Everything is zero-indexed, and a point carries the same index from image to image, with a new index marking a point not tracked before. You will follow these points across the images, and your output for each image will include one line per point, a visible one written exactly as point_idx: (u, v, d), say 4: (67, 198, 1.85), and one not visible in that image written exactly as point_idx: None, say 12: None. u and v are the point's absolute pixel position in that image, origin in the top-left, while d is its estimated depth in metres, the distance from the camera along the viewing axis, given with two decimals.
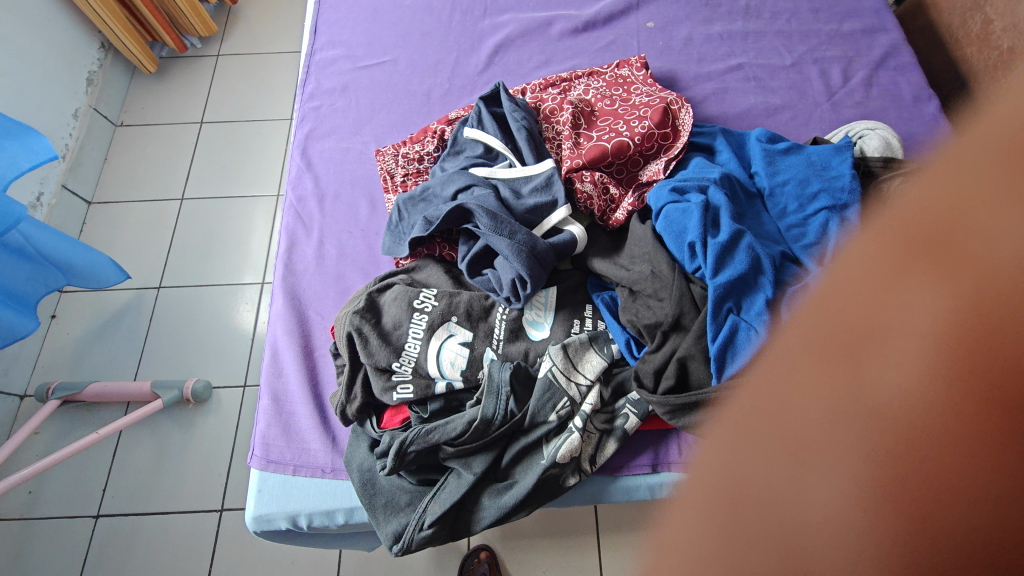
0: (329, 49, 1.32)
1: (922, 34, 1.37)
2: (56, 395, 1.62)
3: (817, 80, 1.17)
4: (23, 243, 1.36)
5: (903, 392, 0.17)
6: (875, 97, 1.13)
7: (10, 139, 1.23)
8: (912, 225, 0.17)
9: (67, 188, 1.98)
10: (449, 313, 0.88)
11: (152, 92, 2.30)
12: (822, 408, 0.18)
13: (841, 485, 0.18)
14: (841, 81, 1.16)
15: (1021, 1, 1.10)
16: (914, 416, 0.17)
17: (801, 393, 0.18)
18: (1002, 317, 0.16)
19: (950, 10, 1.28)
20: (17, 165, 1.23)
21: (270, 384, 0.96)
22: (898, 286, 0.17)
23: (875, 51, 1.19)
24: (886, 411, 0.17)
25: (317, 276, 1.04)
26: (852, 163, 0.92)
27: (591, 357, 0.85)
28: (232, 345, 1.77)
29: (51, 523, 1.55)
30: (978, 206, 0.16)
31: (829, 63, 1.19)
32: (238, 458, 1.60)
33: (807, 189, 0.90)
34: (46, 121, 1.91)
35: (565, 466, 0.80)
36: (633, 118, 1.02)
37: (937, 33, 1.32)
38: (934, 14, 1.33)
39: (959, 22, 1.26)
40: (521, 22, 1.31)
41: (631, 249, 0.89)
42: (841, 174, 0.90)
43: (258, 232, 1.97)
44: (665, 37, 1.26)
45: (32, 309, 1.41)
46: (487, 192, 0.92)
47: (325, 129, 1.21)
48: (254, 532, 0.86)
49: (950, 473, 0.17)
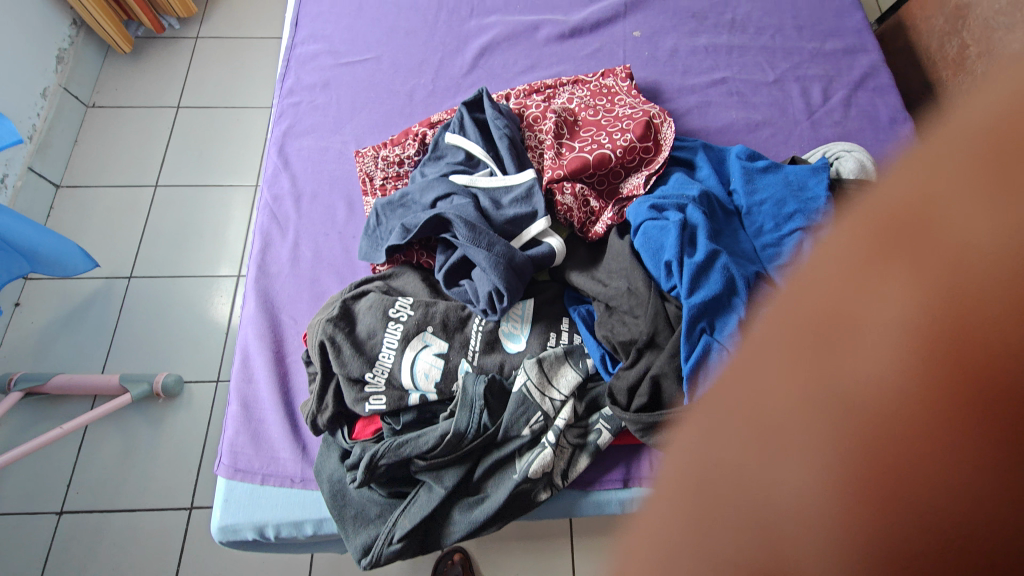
0: (310, 43, 1.29)
1: (901, 55, 1.39)
2: (18, 386, 1.57)
3: (798, 98, 1.18)
4: None
5: (881, 381, 0.18)
6: (853, 118, 1.15)
7: None
8: (890, 222, 0.19)
9: (33, 170, 1.90)
10: (425, 323, 0.87)
11: (125, 73, 2.22)
12: (801, 393, 0.19)
13: (812, 468, 0.19)
14: (821, 100, 1.18)
15: (996, 29, 1.13)
16: (886, 401, 0.18)
17: (780, 384, 0.19)
18: (952, 311, 0.18)
19: (929, 33, 1.31)
20: None
21: (240, 390, 0.94)
22: (868, 284, 0.18)
23: (856, 71, 1.21)
24: (856, 398, 0.19)
25: (291, 279, 1.02)
26: (828, 184, 0.93)
27: (566, 371, 0.85)
28: (205, 339, 1.73)
29: (10, 518, 1.50)
30: (950, 203, 0.18)
31: (811, 81, 1.20)
32: (209, 455, 1.57)
33: (784, 209, 0.91)
34: (11, 100, 1.83)
35: (537, 481, 0.81)
36: (616, 130, 1.02)
37: (915, 55, 1.35)
38: (913, 35, 1.36)
39: (937, 45, 1.28)
40: (507, 25, 1.30)
41: (609, 264, 0.89)
42: (808, 191, 0.92)
43: (235, 223, 1.92)
44: (650, 47, 1.27)
45: None
46: (467, 201, 0.91)
47: (304, 127, 1.18)
48: (220, 542, 0.85)
49: (916, 457, 0.18)
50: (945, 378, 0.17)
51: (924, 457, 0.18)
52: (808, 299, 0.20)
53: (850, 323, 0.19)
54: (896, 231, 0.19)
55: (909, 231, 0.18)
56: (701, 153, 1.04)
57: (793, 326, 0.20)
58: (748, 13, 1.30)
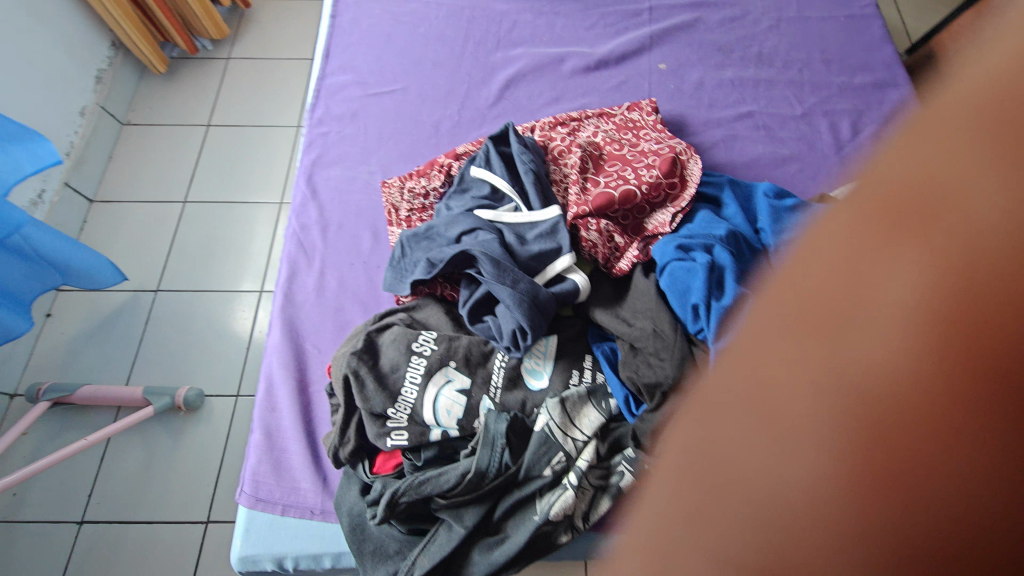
0: (340, 74, 1.32)
1: None
2: (46, 396, 1.61)
3: (826, 133, 1.17)
4: (24, 246, 1.34)
5: (883, 357, 0.20)
6: None
7: (16, 144, 1.21)
8: (889, 211, 0.21)
9: (69, 185, 1.97)
10: (448, 357, 0.87)
11: (160, 92, 2.30)
12: (806, 375, 0.21)
13: (825, 451, 0.21)
14: (850, 135, 1.16)
15: None
16: (893, 382, 0.20)
17: (790, 367, 0.21)
18: (957, 292, 0.20)
19: None
20: (20, 169, 1.21)
21: (262, 419, 0.95)
22: (872, 273, 0.21)
23: (886, 106, 1.19)
24: (868, 384, 0.20)
25: (316, 307, 1.03)
26: None
27: (589, 412, 0.84)
28: (227, 354, 1.76)
29: (33, 527, 1.53)
30: (941, 190, 0.20)
31: (840, 115, 1.19)
32: (227, 469, 1.58)
33: None
34: (51, 118, 1.90)
35: (558, 523, 0.79)
36: (642, 165, 1.02)
37: None
38: None
39: None
40: (533, 57, 1.31)
41: (634, 302, 0.89)
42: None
43: (259, 239, 1.96)
44: (676, 80, 1.27)
45: (27, 308, 1.41)
46: (492, 237, 0.92)
47: (333, 157, 1.20)
48: (238, 572, 0.85)
49: (921, 433, 0.20)
50: (946, 355, 0.19)
51: (939, 436, 0.19)
52: (813, 288, 0.22)
53: (857, 300, 0.21)
54: (905, 212, 0.21)
55: (902, 220, 0.20)
56: (731, 189, 1.03)
57: (798, 304, 0.22)
58: (776, 46, 1.29)
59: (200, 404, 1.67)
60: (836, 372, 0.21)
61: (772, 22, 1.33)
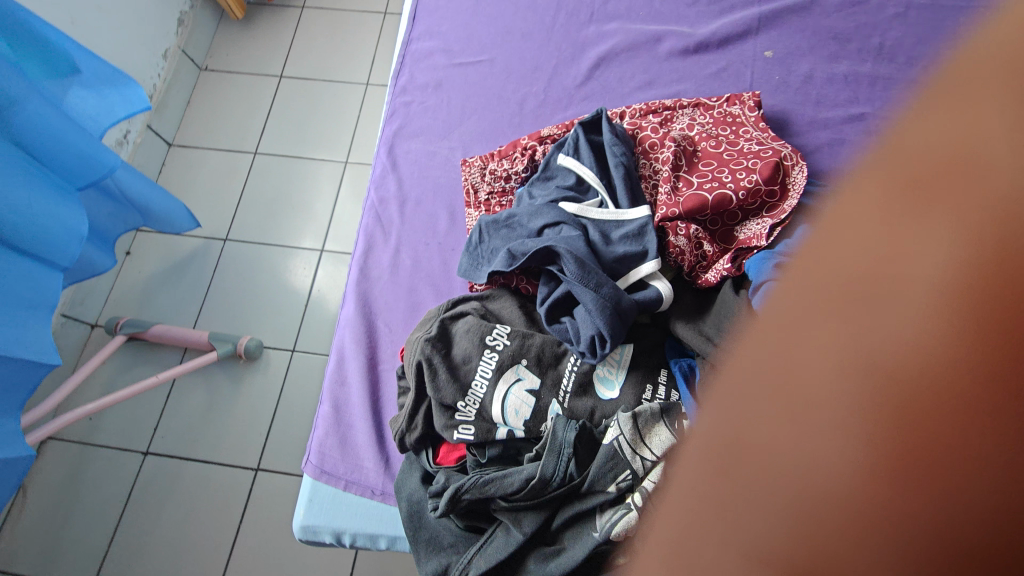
0: (425, 40, 1.28)
1: None
2: (124, 330, 1.70)
3: None
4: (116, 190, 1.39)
5: (917, 337, 0.17)
6: None
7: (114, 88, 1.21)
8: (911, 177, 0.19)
9: (151, 128, 2.02)
10: (521, 354, 0.85)
11: (238, 40, 2.31)
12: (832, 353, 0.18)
13: (839, 445, 0.18)
14: None
15: None
16: (920, 360, 0.17)
17: (819, 352, 0.19)
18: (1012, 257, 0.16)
19: None
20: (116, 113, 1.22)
21: (333, 392, 0.96)
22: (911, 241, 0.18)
23: None
24: (892, 364, 0.17)
25: (390, 285, 1.02)
26: None
27: (660, 430, 0.76)
28: (288, 307, 1.80)
29: (104, 451, 1.64)
30: (982, 144, 0.18)
31: None
32: (280, 419, 1.64)
33: None
34: (136, 60, 1.94)
35: (617, 544, 0.75)
36: (741, 168, 0.93)
37: None
38: None
39: None
40: (628, 35, 1.22)
41: (719, 318, 0.83)
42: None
43: (325, 196, 1.97)
44: (783, 71, 1.15)
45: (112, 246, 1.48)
46: (577, 233, 0.87)
47: (413, 129, 1.17)
48: (299, 539, 0.87)
49: (952, 417, 0.17)
50: (994, 318, 0.16)
51: (957, 416, 0.17)
52: (839, 266, 0.20)
53: (891, 279, 0.18)
54: (925, 185, 0.18)
55: (922, 185, 0.18)
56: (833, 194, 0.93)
57: (822, 289, 0.20)
58: (905, 39, 1.15)
59: (260, 354, 1.71)
60: (859, 355, 0.18)
61: (904, 9, 1.18)
